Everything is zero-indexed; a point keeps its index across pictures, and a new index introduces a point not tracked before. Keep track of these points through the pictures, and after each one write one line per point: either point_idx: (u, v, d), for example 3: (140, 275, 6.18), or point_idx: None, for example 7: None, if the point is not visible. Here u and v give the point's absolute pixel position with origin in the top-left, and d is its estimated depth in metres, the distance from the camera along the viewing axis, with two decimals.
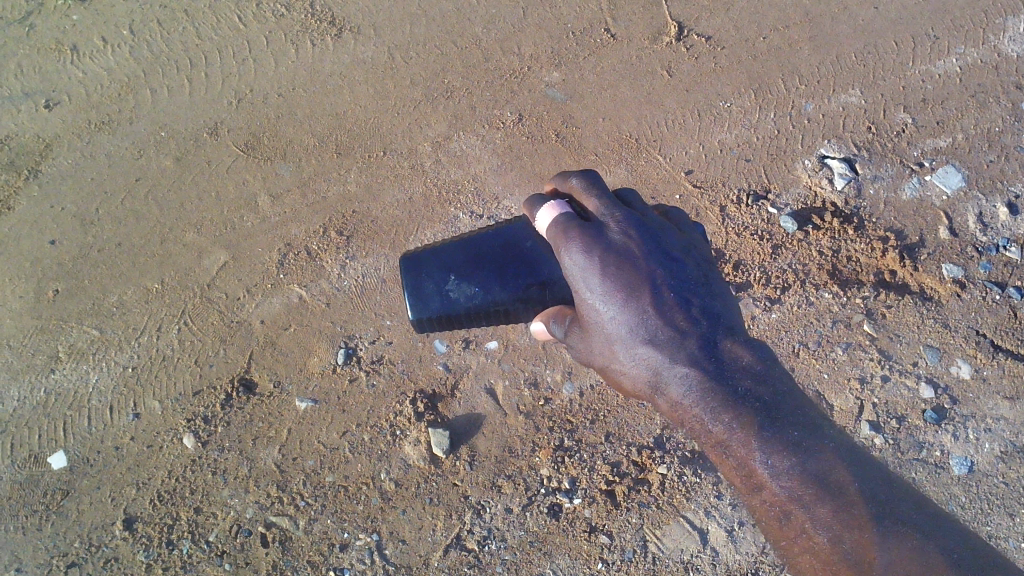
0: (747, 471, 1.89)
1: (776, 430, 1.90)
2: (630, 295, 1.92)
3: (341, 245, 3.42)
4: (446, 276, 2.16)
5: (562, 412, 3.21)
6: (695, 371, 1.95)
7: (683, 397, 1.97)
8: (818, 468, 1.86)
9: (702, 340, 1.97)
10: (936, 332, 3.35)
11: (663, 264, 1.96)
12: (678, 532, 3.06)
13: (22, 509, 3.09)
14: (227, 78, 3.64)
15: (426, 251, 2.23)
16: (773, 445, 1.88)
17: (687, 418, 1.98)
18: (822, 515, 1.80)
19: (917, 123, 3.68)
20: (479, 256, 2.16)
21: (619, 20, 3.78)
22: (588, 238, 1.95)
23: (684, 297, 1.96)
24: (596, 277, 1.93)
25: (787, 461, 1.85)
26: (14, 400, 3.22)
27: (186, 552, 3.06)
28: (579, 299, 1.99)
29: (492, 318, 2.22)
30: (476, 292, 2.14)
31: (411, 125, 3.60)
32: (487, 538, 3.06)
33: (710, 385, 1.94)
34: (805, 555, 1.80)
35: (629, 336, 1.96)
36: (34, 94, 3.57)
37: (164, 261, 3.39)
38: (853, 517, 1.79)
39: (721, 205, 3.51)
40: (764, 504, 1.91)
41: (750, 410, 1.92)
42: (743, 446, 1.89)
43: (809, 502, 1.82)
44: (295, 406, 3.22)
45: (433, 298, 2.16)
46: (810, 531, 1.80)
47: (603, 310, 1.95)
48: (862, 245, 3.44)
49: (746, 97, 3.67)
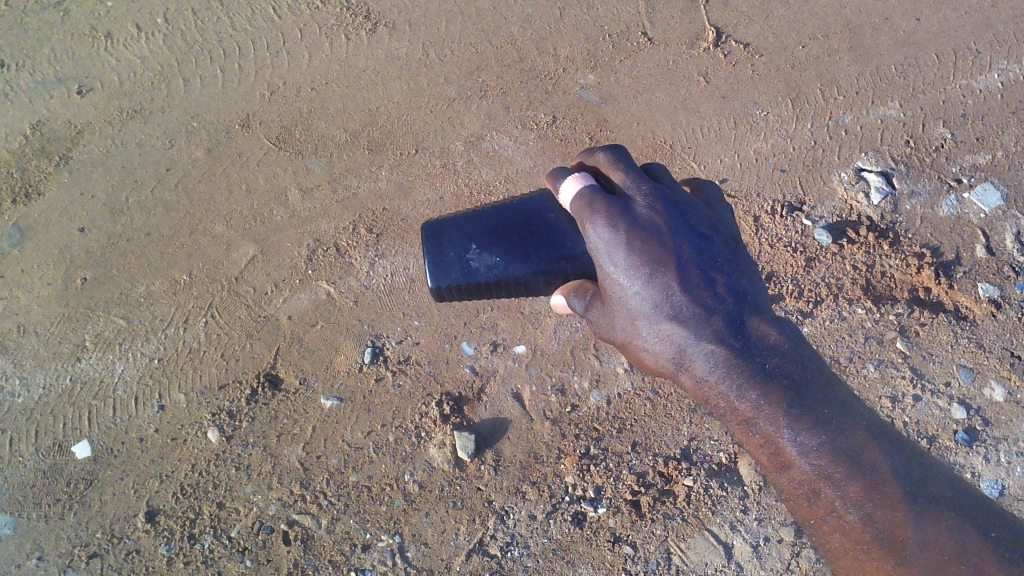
0: (775, 448, 1.98)
1: (805, 408, 1.96)
2: (655, 270, 1.92)
3: (371, 243, 3.40)
4: (468, 245, 2.18)
5: (589, 419, 3.19)
6: (720, 348, 1.98)
7: (708, 373, 2.00)
8: (845, 446, 1.93)
9: (727, 318, 1.98)
10: (970, 352, 3.32)
11: (691, 241, 1.96)
12: (702, 545, 3.03)
13: (44, 497, 3.09)
14: (260, 69, 3.61)
15: (447, 219, 2.25)
16: (802, 424, 1.95)
17: (711, 395, 2.02)
18: (853, 493, 1.89)
19: (956, 138, 3.64)
20: (501, 227, 2.18)
21: (656, 24, 3.73)
22: (614, 211, 1.95)
23: (710, 276, 1.97)
24: (621, 250, 1.93)
25: (816, 438, 1.93)
26: (39, 387, 3.20)
27: (207, 547, 3.05)
28: (601, 273, 1.99)
29: (513, 291, 2.24)
30: (497, 262, 2.15)
31: (445, 123, 3.57)
32: (509, 545, 3.04)
33: (735, 362, 1.98)
34: (837, 533, 1.90)
35: (653, 312, 1.96)
36: (67, 80, 3.54)
37: (192, 253, 3.37)
38: (883, 496, 1.88)
39: (755, 215, 3.46)
40: (792, 482, 1.97)
41: (778, 388, 1.97)
42: (771, 424, 1.97)
43: (840, 480, 1.91)
44: (321, 404, 3.21)
45: (453, 265, 2.18)
46: (841, 509, 1.89)
47: (625, 284, 1.95)
48: (896, 261, 3.41)
49: (783, 107, 3.62)
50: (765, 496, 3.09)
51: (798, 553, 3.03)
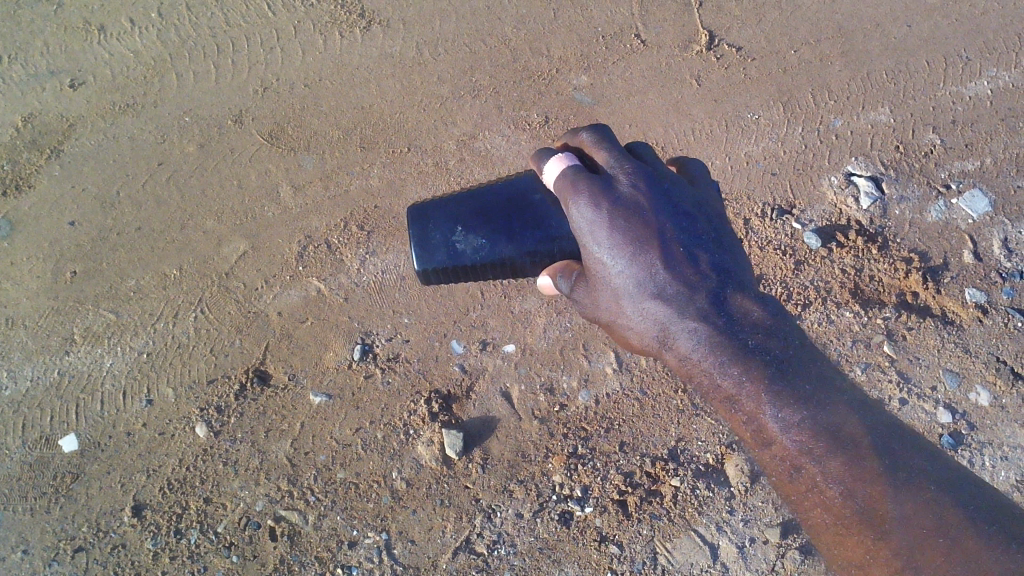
0: (758, 425, 1.97)
1: (787, 383, 1.98)
2: (636, 249, 1.99)
3: (361, 240, 3.40)
4: (454, 228, 2.23)
5: (577, 419, 3.20)
6: (704, 325, 2.03)
7: (692, 352, 2.05)
8: (827, 420, 1.92)
9: (711, 295, 2.05)
10: (956, 356, 3.34)
11: (674, 220, 2.03)
12: (688, 545, 3.03)
13: (31, 490, 3.08)
14: (253, 66, 3.61)
15: (434, 202, 2.30)
16: (785, 399, 1.95)
17: (695, 372, 2.06)
18: (835, 469, 1.86)
19: (946, 144, 3.67)
20: (486, 210, 2.24)
21: (649, 27, 3.75)
22: (597, 190, 2.01)
23: (693, 254, 2.04)
24: (603, 229, 2.00)
25: (797, 414, 1.93)
26: (27, 379, 3.20)
27: (193, 542, 3.03)
28: (585, 252, 2.06)
29: (499, 273, 2.30)
30: (483, 244, 2.22)
31: (437, 122, 3.58)
32: (496, 543, 3.04)
33: (718, 338, 2.03)
34: (819, 510, 1.88)
35: (636, 290, 2.03)
36: (60, 73, 3.54)
37: (182, 248, 3.37)
38: (865, 471, 1.85)
39: (745, 218, 3.48)
40: (774, 458, 1.94)
41: (761, 363, 2.00)
42: (753, 399, 1.97)
43: (820, 456, 1.88)
44: (309, 400, 3.21)
45: (440, 249, 2.23)
46: (822, 485, 1.87)
47: (609, 264, 2.03)
48: (885, 265, 3.43)
49: (774, 111, 3.64)
50: (752, 497, 3.09)
51: (784, 554, 3.03)
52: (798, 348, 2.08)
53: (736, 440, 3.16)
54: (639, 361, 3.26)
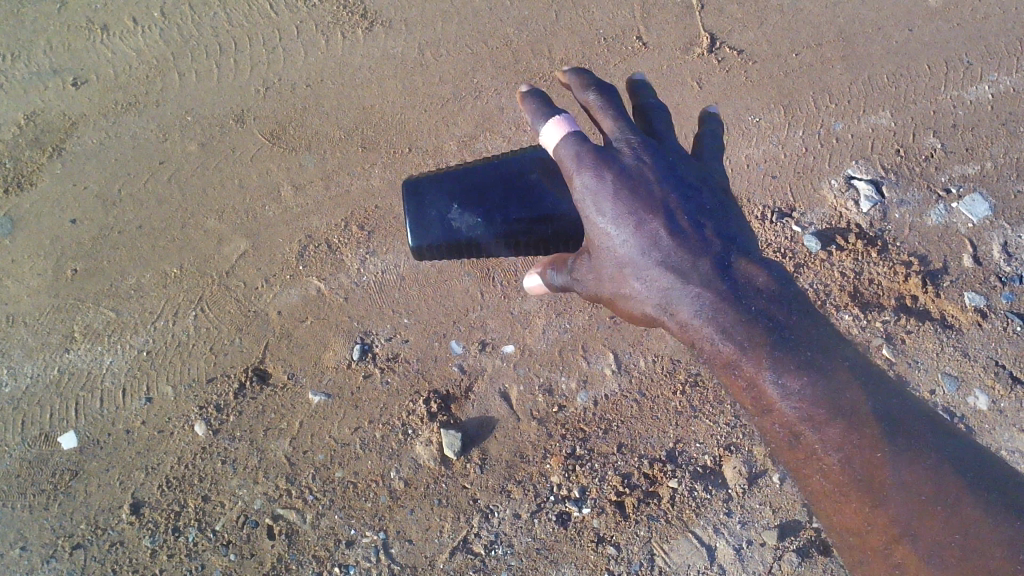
0: (758, 391, 1.94)
1: (789, 349, 1.93)
2: (637, 216, 2.06)
3: (361, 240, 3.41)
4: (448, 204, 2.28)
5: (575, 420, 3.20)
6: (707, 291, 2.02)
7: (695, 319, 2.03)
8: (829, 386, 1.88)
9: (715, 263, 2.05)
10: (955, 360, 3.34)
11: (678, 190, 2.11)
12: (686, 547, 3.02)
13: (30, 487, 3.08)
14: (256, 66, 3.62)
15: (428, 176, 2.35)
16: (786, 365, 1.91)
17: (697, 339, 2.04)
18: (833, 436, 1.83)
19: (946, 148, 3.67)
20: (482, 189, 2.28)
21: (651, 29, 3.76)
22: (599, 160, 2.11)
23: (695, 219, 2.08)
24: (604, 198, 2.09)
25: (799, 381, 1.89)
26: (27, 376, 3.21)
27: (192, 540, 3.04)
28: (588, 223, 2.14)
29: (495, 249, 2.35)
30: (478, 222, 2.27)
31: (438, 123, 3.59)
32: (494, 543, 3.04)
33: (722, 305, 2.01)
34: (818, 479, 1.84)
35: (637, 257, 2.07)
36: (64, 71, 3.55)
37: (183, 246, 3.38)
38: (865, 437, 1.80)
39: (745, 221, 3.49)
40: (774, 425, 1.92)
41: (763, 330, 1.97)
42: (754, 365, 1.95)
43: (819, 424, 1.85)
44: (308, 399, 3.21)
45: (435, 225, 2.29)
46: (821, 452, 1.83)
47: (610, 232, 2.10)
48: (884, 268, 3.43)
49: (776, 113, 3.65)
50: (749, 499, 3.09)
51: (780, 556, 3.02)
52: (803, 314, 2.00)
53: (734, 441, 3.16)
54: (638, 363, 3.26)
